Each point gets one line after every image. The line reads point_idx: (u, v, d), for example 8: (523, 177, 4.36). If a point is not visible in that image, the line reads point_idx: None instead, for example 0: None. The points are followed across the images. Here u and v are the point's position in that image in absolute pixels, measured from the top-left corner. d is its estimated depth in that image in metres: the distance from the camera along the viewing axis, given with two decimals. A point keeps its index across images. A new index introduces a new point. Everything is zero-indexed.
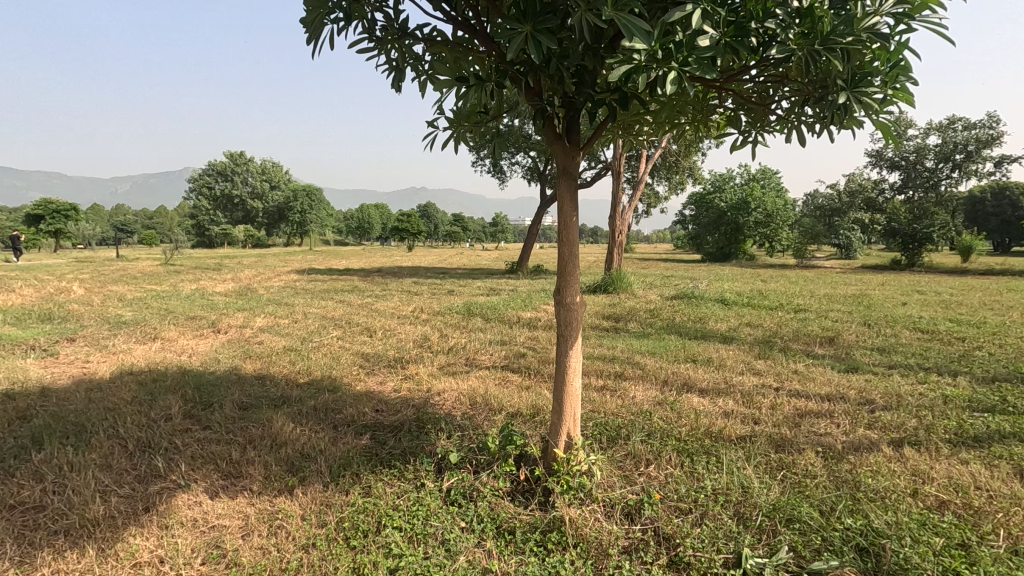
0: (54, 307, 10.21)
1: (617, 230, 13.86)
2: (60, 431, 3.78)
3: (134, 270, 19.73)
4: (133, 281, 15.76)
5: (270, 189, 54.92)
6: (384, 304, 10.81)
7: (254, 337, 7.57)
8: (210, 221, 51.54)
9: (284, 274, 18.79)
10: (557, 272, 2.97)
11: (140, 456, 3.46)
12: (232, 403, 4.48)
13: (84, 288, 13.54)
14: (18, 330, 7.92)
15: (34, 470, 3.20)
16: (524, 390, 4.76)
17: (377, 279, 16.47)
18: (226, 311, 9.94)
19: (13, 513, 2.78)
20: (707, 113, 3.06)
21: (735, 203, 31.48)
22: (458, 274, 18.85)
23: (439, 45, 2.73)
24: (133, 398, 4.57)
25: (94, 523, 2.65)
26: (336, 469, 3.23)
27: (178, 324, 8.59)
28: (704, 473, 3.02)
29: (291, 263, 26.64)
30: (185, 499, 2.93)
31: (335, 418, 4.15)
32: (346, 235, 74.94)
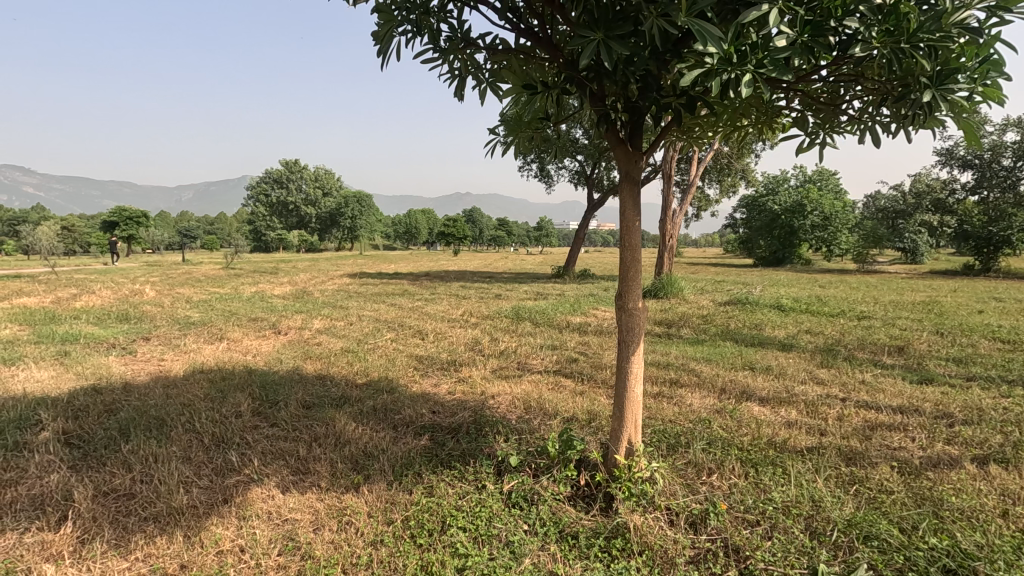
0: (130, 307, 10.93)
1: (667, 233, 13.63)
2: (144, 424, 4.05)
3: (201, 273, 20.87)
4: (198, 283, 16.72)
5: (323, 196, 56.78)
6: (434, 308, 10.99)
7: (312, 339, 7.86)
8: (266, 226, 53.90)
9: (337, 277, 19.48)
10: (619, 277, 2.95)
11: (216, 450, 3.66)
12: (296, 401, 4.66)
13: (156, 290, 14.48)
14: (99, 329, 8.53)
15: (123, 460, 3.43)
16: (577, 395, 4.76)
17: (426, 283, 16.83)
18: (286, 313, 10.38)
19: (107, 500, 2.98)
20: (773, 115, 2.98)
21: (790, 206, 30.37)
22: (505, 278, 18.94)
23: (501, 54, 2.78)
24: (206, 395, 4.83)
25: (179, 511, 2.83)
26: (398, 468, 3.32)
27: (242, 325, 9.04)
28: (771, 484, 2.92)
29: (343, 266, 27.68)
30: (259, 492, 3.08)
31: (394, 418, 4.26)
32: (395, 241, 76.71)
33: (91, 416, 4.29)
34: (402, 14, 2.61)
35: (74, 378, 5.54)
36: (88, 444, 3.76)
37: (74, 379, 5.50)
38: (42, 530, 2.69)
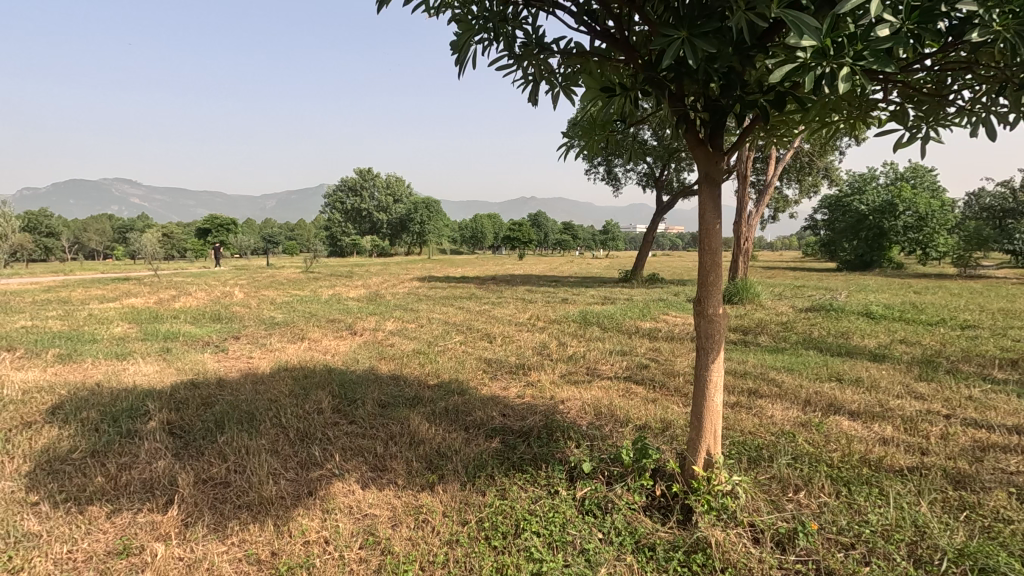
0: (222, 308, 11.79)
1: (742, 236, 13.05)
2: (236, 418, 4.34)
3: (284, 277, 22.19)
4: (281, 286, 17.83)
5: (393, 202, 58.85)
6: (500, 311, 11.10)
7: (385, 340, 8.15)
8: (341, 232, 56.59)
9: (407, 281, 20.14)
10: (698, 281, 2.85)
11: (301, 444, 3.86)
12: (372, 400, 4.84)
13: (244, 292, 15.55)
14: (196, 328, 9.27)
15: (219, 450, 3.69)
16: (649, 403, 4.64)
17: (493, 287, 17.03)
18: (361, 315, 10.83)
19: (206, 486, 3.21)
20: (868, 109, 2.77)
21: (878, 206, 28.30)
22: (572, 283, 18.86)
23: (577, 57, 2.77)
24: (290, 392, 5.11)
25: (269, 501, 3.01)
26: (471, 469, 3.36)
27: (320, 326, 9.51)
28: (867, 505, 2.72)
29: (413, 270, 28.49)
30: (341, 487, 3.22)
31: (465, 420, 4.32)
32: (461, 245, 78.42)
33: (190, 408, 4.65)
34: (479, 22, 2.66)
35: (176, 372, 6.04)
36: (189, 434, 4.07)
37: (175, 374, 5.99)
38: (152, 510, 2.93)
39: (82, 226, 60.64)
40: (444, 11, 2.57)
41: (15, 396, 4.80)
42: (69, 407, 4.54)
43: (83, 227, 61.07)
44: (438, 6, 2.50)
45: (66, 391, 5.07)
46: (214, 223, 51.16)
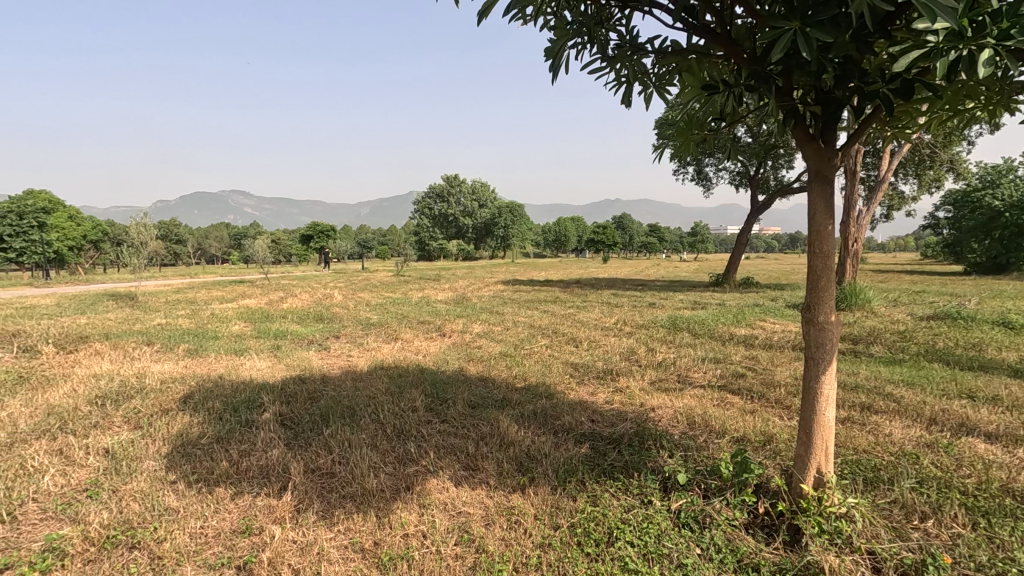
0: (323, 309, 12.62)
1: (851, 237, 12.04)
2: (339, 412, 4.63)
3: (378, 280, 23.38)
4: (375, 288, 18.84)
5: (478, 207, 60.11)
6: (586, 315, 10.99)
7: (473, 342, 8.33)
8: (429, 237, 58.74)
9: (492, 284, 20.54)
10: (807, 286, 2.66)
11: (397, 440, 4.04)
12: (463, 400, 4.98)
13: (342, 294, 16.62)
14: (301, 327, 10.02)
15: (325, 442, 3.96)
16: (747, 414, 4.40)
17: (577, 291, 16.92)
18: (449, 317, 11.18)
19: (314, 476, 3.45)
20: (1012, 94, 2.45)
21: (1017, 201, 24.93)
22: (659, 287, 18.32)
23: (673, 56, 2.70)
24: (386, 390, 5.37)
25: (370, 493, 3.18)
26: (561, 474, 3.35)
27: (412, 327, 9.93)
28: (1012, 542, 2.40)
29: (497, 273, 29.10)
30: (435, 483, 3.33)
31: (554, 424, 4.32)
32: (545, 249, 78.68)
33: (299, 402, 5.02)
34: (574, 26, 2.66)
35: (285, 368, 6.56)
36: (298, 426, 4.40)
37: (285, 369, 6.49)
38: (269, 495, 3.20)
39: (205, 234, 67.47)
40: (538, 18, 2.60)
41: (155, 386, 5.43)
42: (198, 397, 5.05)
43: (205, 235, 67.85)
44: (535, 13, 2.51)
45: (196, 382, 5.65)
46: (316, 230, 54.92)
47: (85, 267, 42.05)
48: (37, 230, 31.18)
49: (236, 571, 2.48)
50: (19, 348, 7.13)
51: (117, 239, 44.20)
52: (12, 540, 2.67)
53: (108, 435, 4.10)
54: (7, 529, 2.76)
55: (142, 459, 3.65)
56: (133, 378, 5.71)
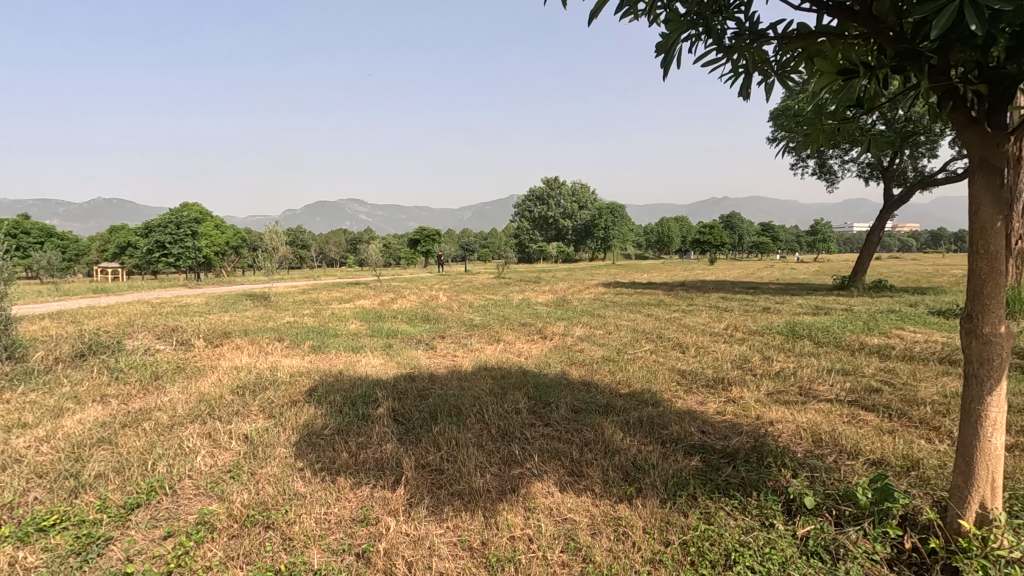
0: (430, 310, 13.21)
1: (1014, 234, 10.40)
2: (447, 410, 4.79)
3: (480, 282, 24.03)
4: (478, 290, 19.46)
5: (578, 209, 59.63)
6: (693, 320, 10.48)
7: (574, 345, 8.26)
8: (529, 239, 59.59)
9: (593, 286, 20.31)
10: (969, 293, 2.32)
11: (502, 441, 4.10)
12: (566, 405, 4.94)
13: (447, 296, 17.31)
14: (410, 327, 10.55)
15: (434, 439, 4.12)
16: (884, 434, 3.93)
17: (682, 293, 16.22)
18: (550, 319, 11.21)
19: (424, 471, 3.59)
20: None
21: None
22: (775, 290, 17.06)
23: (801, 40, 2.49)
24: (490, 390, 5.46)
25: (477, 492, 3.24)
26: (670, 486, 3.20)
27: (514, 329, 10.07)
28: None
29: (597, 275, 28.87)
30: (540, 487, 3.32)
31: (661, 433, 4.15)
32: (647, 250, 76.54)
33: (409, 399, 5.26)
34: (688, 18, 2.53)
35: (396, 366, 6.93)
36: (409, 422, 4.61)
37: (396, 367, 6.86)
38: (384, 487, 3.38)
39: (326, 239, 73.52)
40: (650, 14, 2.50)
41: (285, 378, 5.97)
42: (321, 390, 5.48)
43: (325, 240, 73.75)
44: (647, 7, 2.41)
45: (319, 376, 6.13)
46: (423, 234, 57.61)
47: (228, 270, 47.58)
48: (191, 238, 35.62)
49: (356, 558, 2.63)
50: (178, 341, 8.19)
51: (253, 245, 49.31)
52: (173, 511, 3.05)
53: (247, 422, 4.57)
54: (169, 501, 3.16)
55: (275, 445, 4.02)
56: (267, 371, 6.33)
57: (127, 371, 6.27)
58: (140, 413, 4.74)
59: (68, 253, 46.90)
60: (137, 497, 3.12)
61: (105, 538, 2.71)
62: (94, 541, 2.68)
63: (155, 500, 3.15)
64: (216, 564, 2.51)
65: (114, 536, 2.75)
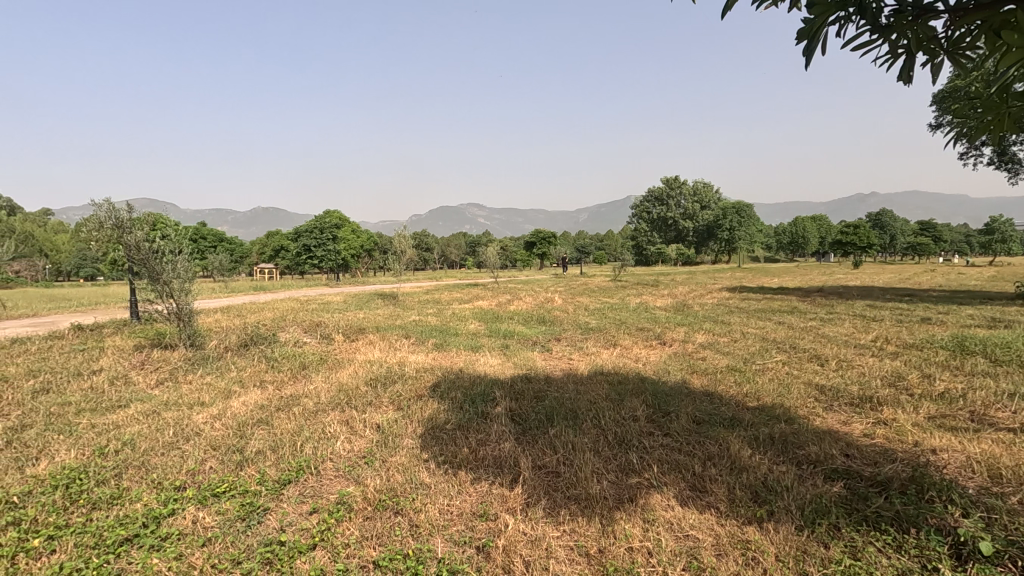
0: (546, 312, 13.37)
1: None
2: (563, 413, 4.80)
3: (595, 285, 23.75)
4: (594, 293, 19.30)
5: (701, 208, 56.61)
6: (833, 329, 9.48)
7: (696, 353, 7.86)
8: (647, 242, 58.16)
9: (717, 291, 19.20)
10: None
11: (619, 448, 4.01)
12: (687, 415, 4.71)
13: (563, 298, 17.40)
14: (527, 329, 10.73)
15: (551, 441, 4.14)
16: None
17: (821, 300, 14.73)
18: (669, 325, 10.77)
19: (541, 472, 3.63)
20: None
21: None
22: (939, 298, 14.87)
23: (979, 11, 2.16)
24: (606, 395, 5.38)
25: (593, 498, 3.20)
26: (808, 513, 2.92)
27: (631, 333, 9.83)
28: None
29: (721, 279, 27.29)
30: (660, 499, 3.20)
31: (797, 453, 3.80)
32: (778, 252, 70.79)
33: (526, 400, 5.35)
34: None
35: (513, 366, 7.09)
36: (525, 422, 4.69)
37: (513, 367, 7.02)
38: (502, 485, 3.46)
39: (447, 243, 77.41)
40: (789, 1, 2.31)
41: (411, 373, 6.37)
42: (444, 386, 5.77)
43: (447, 244, 77.53)
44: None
45: (441, 373, 6.46)
46: (539, 236, 58.23)
47: (362, 271, 51.99)
48: (332, 242, 39.46)
49: (476, 551, 2.72)
50: (321, 335, 9.10)
51: (383, 248, 53.11)
52: (317, 489, 3.39)
53: (379, 413, 4.94)
54: (314, 479, 3.51)
55: (402, 436, 4.30)
56: (396, 366, 6.80)
57: (281, 360, 7.08)
58: (291, 398, 5.33)
59: (234, 256, 54.01)
60: (288, 474, 3.51)
61: (263, 508, 3.08)
62: (255, 510, 3.05)
63: (302, 478, 3.52)
64: (353, 542, 2.73)
65: (270, 507, 3.11)
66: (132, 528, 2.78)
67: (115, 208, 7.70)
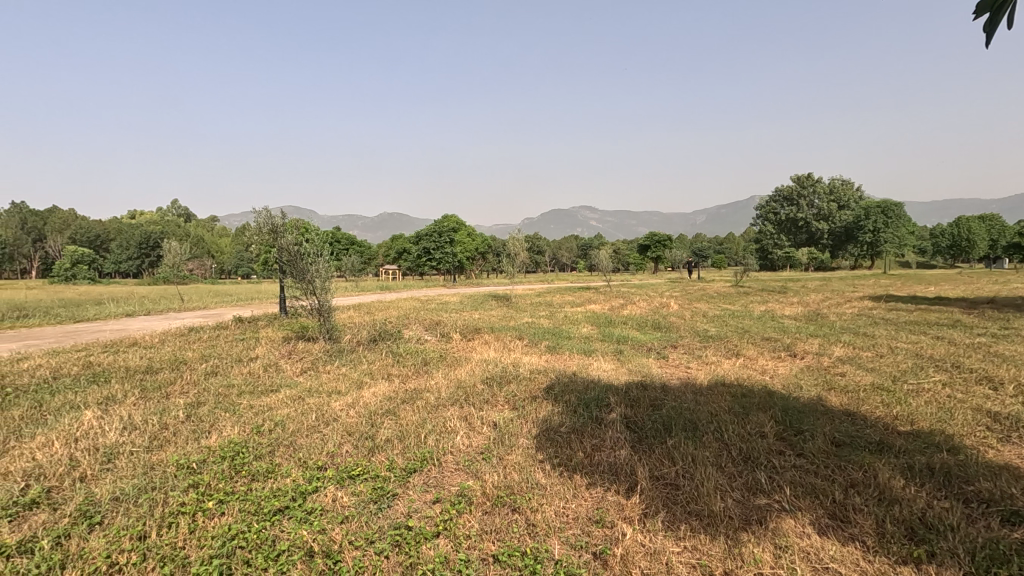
0: (661, 317, 12.92)
1: None
2: (682, 424, 4.60)
3: (716, 291, 22.46)
4: (713, 299, 18.31)
5: (838, 208, 51.20)
6: (1010, 348, 8.10)
7: (833, 368, 7.13)
8: (773, 245, 54.16)
9: (858, 300, 17.31)
10: None
11: (745, 465, 3.76)
12: (824, 436, 4.29)
13: (679, 303, 16.72)
14: (641, 334, 10.44)
15: (669, 452, 3.99)
16: None
17: (992, 313, 12.68)
18: (800, 335, 9.90)
19: (659, 484, 3.51)
20: None
21: None
22: None
23: None
24: (729, 408, 5.07)
25: (718, 516, 3.03)
26: (980, 560, 2.53)
27: (756, 343, 9.17)
28: None
29: (862, 287, 24.56)
30: (794, 525, 2.94)
31: (963, 489, 3.30)
32: (934, 257, 62.21)
33: (642, 407, 5.20)
34: None
35: (627, 372, 6.94)
36: (641, 430, 4.56)
37: (627, 373, 6.88)
38: (618, 493, 3.40)
39: (559, 246, 77.74)
40: None
41: (525, 374, 6.47)
42: (558, 389, 5.80)
43: (559, 247, 77.89)
44: None
45: (555, 375, 6.50)
46: (653, 239, 56.34)
47: (477, 273, 53.98)
48: (450, 244, 41.44)
49: (593, 557, 2.70)
50: (440, 333, 9.56)
51: (497, 251, 54.71)
52: (439, 480, 3.58)
53: (496, 411, 5.09)
54: (437, 471, 3.70)
55: (518, 435, 4.39)
56: (511, 367, 6.95)
57: (405, 356, 7.56)
58: (415, 392, 5.66)
59: (363, 257, 58.57)
60: (414, 463, 3.73)
61: (392, 493, 3.31)
62: (385, 494, 3.29)
63: (426, 468, 3.73)
64: (474, 535, 2.84)
65: (399, 493, 3.33)
66: (284, 499, 3.12)
67: (271, 214, 8.72)
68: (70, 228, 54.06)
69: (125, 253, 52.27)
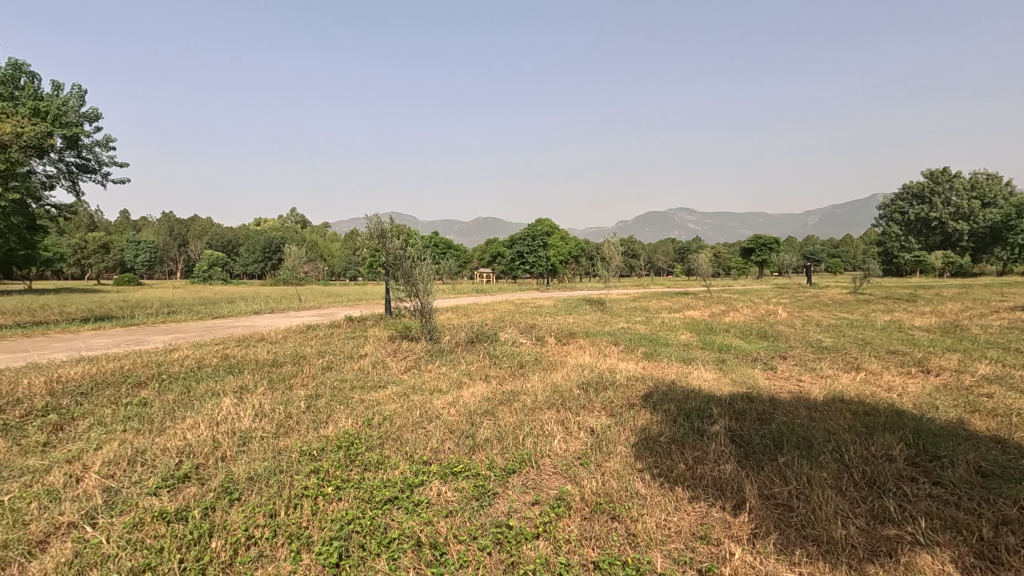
0: (768, 326, 12.12)
1: None
2: (794, 441, 4.28)
3: (832, 298, 20.65)
4: (827, 307, 16.86)
5: (982, 206, 45.17)
6: None
7: (977, 388, 6.29)
8: (900, 248, 48.89)
9: (1008, 310, 15.13)
10: None
11: (870, 491, 3.43)
12: (967, 464, 3.80)
13: (789, 311, 15.57)
14: (746, 343, 9.86)
15: (780, 470, 3.74)
16: None
17: None
18: (935, 349, 8.84)
19: (770, 503, 3.30)
20: None
21: None
22: None
23: None
24: (849, 427, 4.64)
25: (839, 544, 2.79)
26: None
27: (881, 356, 8.31)
28: None
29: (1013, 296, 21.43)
30: (931, 561, 2.64)
31: None
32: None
33: (749, 420, 4.91)
34: None
35: (731, 382, 6.58)
36: (748, 445, 4.31)
37: (731, 383, 6.53)
38: (724, 509, 3.24)
39: (656, 249, 75.41)
40: None
41: (622, 381, 6.36)
42: (657, 397, 5.63)
43: (654, 251, 75.56)
44: None
45: (653, 383, 6.32)
46: (758, 241, 53.00)
47: (570, 276, 53.82)
48: (544, 248, 41.60)
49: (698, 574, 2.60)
50: (535, 337, 9.65)
51: (591, 255, 54.24)
52: (538, 482, 3.61)
53: (592, 417, 5.04)
54: (535, 473, 3.75)
55: (617, 443, 4.32)
56: (607, 372, 6.86)
57: (501, 358, 7.72)
58: (511, 394, 5.76)
59: (460, 261, 60.43)
60: (513, 464, 3.81)
61: (493, 492, 3.39)
62: (486, 492, 3.38)
63: (525, 469, 3.79)
64: (573, 539, 2.84)
65: (499, 492, 3.41)
66: (393, 490, 3.32)
67: (380, 220, 9.29)
68: (208, 234, 60.96)
69: (252, 256, 57.98)
